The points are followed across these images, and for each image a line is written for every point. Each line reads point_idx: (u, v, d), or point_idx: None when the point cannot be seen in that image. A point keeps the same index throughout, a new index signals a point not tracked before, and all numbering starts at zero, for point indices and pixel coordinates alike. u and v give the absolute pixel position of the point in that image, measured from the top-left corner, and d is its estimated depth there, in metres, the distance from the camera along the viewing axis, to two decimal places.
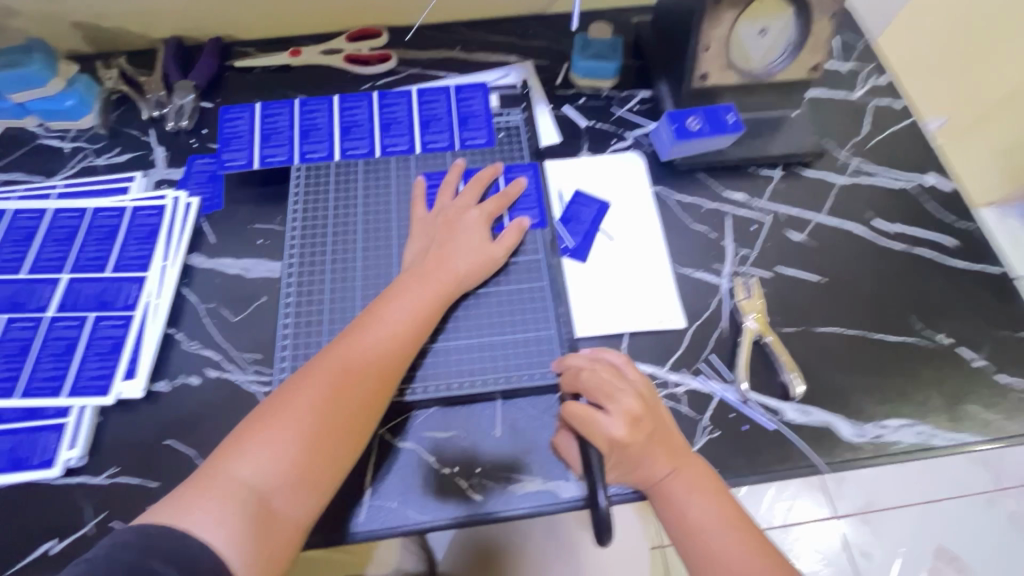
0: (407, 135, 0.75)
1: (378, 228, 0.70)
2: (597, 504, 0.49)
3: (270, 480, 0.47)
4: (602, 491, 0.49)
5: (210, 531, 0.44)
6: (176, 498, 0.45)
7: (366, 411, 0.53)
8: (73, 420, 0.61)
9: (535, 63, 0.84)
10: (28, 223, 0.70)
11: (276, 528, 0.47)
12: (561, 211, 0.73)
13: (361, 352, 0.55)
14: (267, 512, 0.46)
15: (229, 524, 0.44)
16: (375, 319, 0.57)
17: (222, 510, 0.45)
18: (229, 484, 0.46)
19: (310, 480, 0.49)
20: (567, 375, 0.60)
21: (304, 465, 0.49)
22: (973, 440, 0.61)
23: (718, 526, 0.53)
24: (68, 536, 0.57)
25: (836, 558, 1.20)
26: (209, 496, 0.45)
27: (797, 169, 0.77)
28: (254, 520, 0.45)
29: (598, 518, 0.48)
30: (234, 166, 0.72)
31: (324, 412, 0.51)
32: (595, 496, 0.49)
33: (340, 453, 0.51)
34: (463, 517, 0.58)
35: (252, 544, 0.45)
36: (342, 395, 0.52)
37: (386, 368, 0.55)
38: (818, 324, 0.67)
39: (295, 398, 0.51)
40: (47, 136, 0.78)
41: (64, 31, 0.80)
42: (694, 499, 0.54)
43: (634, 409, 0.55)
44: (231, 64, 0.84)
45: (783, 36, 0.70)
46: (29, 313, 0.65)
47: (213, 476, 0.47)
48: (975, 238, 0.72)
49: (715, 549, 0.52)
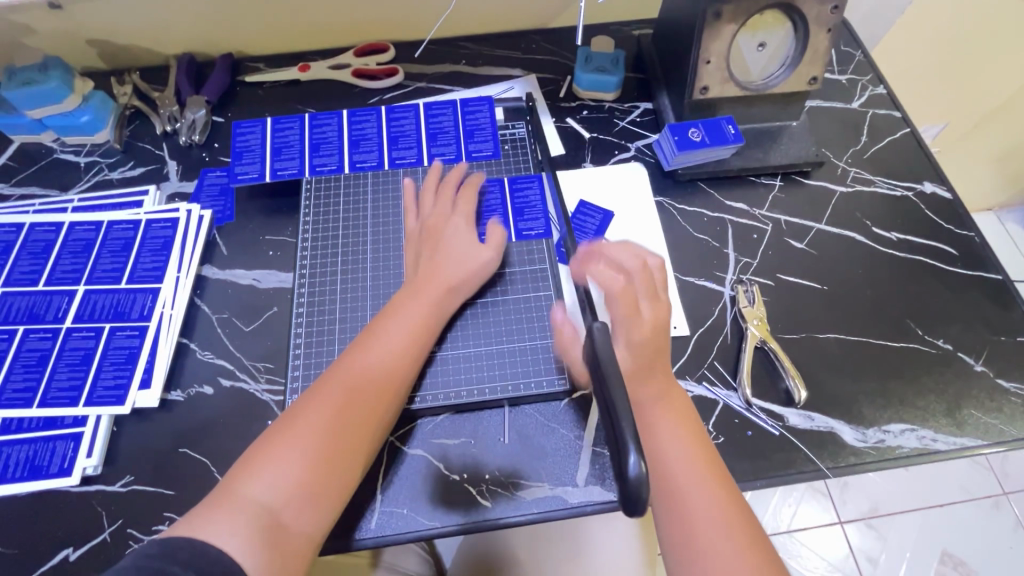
0: (415, 148, 0.76)
1: (387, 240, 0.71)
2: (629, 471, 0.38)
3: (280, 495, 0.48)
4: (637, 452, 0.39)
5: (228, 543, 0.45)
6: (192, 516, 0.47)
7: (369, 423, 0.54)
8: (90, 428, 0.62)
9: (539, 77, 0.86)
10: (45, 236, 0.71)
11: (289, 543, 0.48)
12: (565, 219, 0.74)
13: (366, 365, 0.56)
14: (279, 527, 0.47)
15: (242, 539, 0.46)
16: (374, 334, 0.59)
17: (235, 525, 0.46)
18: (239, 503, 0.47)
19: (319, 494, 0.50)
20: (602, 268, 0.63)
21: (313, 480, 0.50)
22: (975, 443, 0.62)
23: (682, 455, 0.51)
24: (85, 543, 0.59)
25: (841, 564, 1.20)
26: (226, 511, 0.47)
27: (798, 179, 0.78)
28: (267, 533, 0.47)
29: (631, 486, 0.38)
30: (246, 179, 0.74)
31: (329, 426, 0.52)
32: (626, 458, 0.39)
33: (348, 465, 0.52)
34: (471, 523, 0.59)
35: (265, 558, 0.46)
36: (345, 409, 0.53)
37: (389, 380, 0.57)
38: (820, 330, 0.68)
39: (300, 417, 0.52)
40: (62, 151, 0.80)
41: (80, 49, 0.82)
42: (667, 424, 0.53)
43: (651, 315, 0.59)
44: (241, 79, 0.86)
45: (780, 50, 0.72)
46: (47, 324, 0.66)
47: (227, 495, 0.48)
48: (974, 245, 0.74)
49: (672, 473, 0.51)
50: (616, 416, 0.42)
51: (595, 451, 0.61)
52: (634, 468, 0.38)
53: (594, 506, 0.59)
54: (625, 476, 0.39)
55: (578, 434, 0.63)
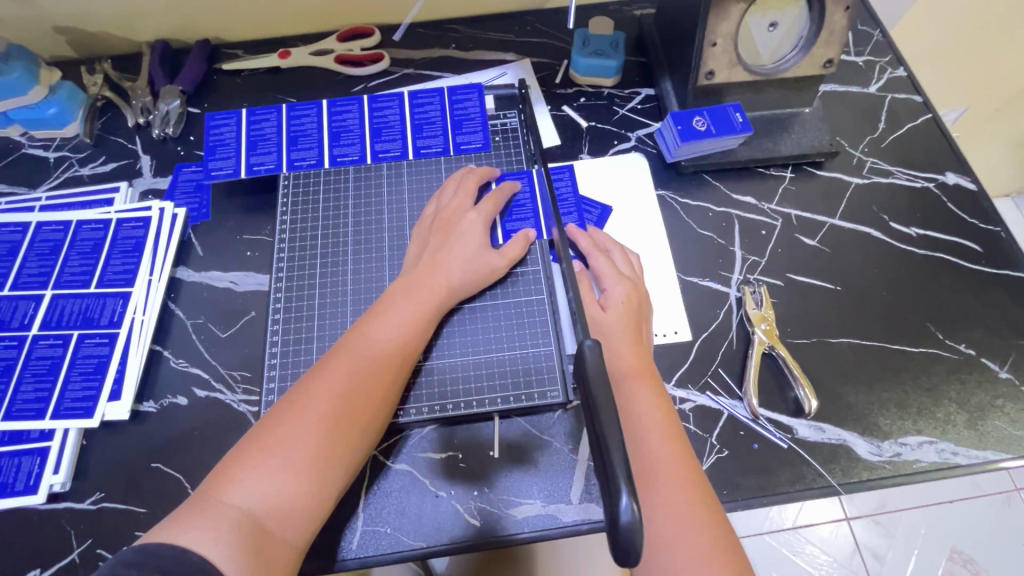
0: (399, 140, 0.72)
1: (370, 239, 0.67)
2: (620, 516, 0.35)
3: (266, 500, 0.44)
4: (628, 495, 0.35)
5: (208, 547, 0.41)
6: (170, 519, 0.42)
7: (363, 424, 0.50)
8: (56, 443, 0.59)
9: (534, 61, 0.81)
10: (11, 237, 0.68)
11: (274, 551, 0.43)
12: (541, 220, 0.67)
13: (361, 362, 0.52)
14: (263, 533, 0.43)
15: (226, 543, 0.41)
16: (370, 328, 0.54)
17: (217, 529, 0.42)
18: (222, 507, 0.43)
19: (311, 499, 0.46)
20: (592, 240, 0.65)
21: (305, 483, 0.46)
22: (998, 457, 0.58)
23: (655, 424, 0.51)
24: (52, 564, 0.55)
25: (847, 562, 1.15)
26: (206, 516, 0.42)
27: (809, 169, 0.73)
28: (252, 541, 0.42)
29: (621, 533, 0.34)
30: (220, 175, 0.70)
31: (324, 426, 0.48)
32: (617, 501, 0.35)
33: (341, 470, 0.48)
34: (459, 544, 0.56)
35: (249, 567, 0.41)
36: (341, 410, 0.49)
37: (383, 379, 0.52)
38: (832, 334, 0.64)
39: (292, 414, 0.48)
40: (31, 146, 0.76)
41: (47, 37, 0.78)
42: (645, 394, 0.53)
43: (632, 301, 0.60)
44: (218, 67, 0.81)
45: (794, 30, 0.66)
46: (12, 331, 0.63)
47: (207, 499, 0.44)
48: (999, 241, 0.69)
49: (644, 441, 0.50)
50: (607, 448, 0.37)
51: (590, 467, 0.58)
52: (627, 514, 0.35)
53: (589, 525, 0.56)
54: (615, 522, 0.35)
55: (571, 449, 0.59)
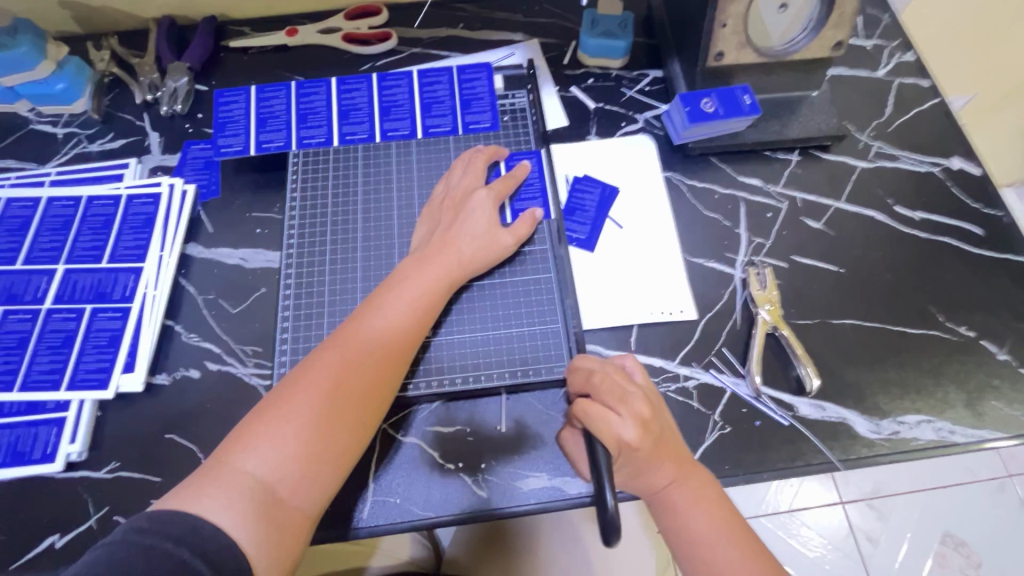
0: (408, 119, 0.72)
1: (380, 216, 0.68)
2: (605, 507, 0.44)
3: (277, 470, 0.45)
4: (610, 489, 0.45)
5: (220, 515, 0.42)
6: (182, 486, 0.44)
7: (373, 398, 0.51)
8: (72, 414, 0.60)
9: (543, 42, 0.81)
10: (22, 212, 0.68)
11: (285, 518, 0.44)
12: (565, 200, 0.70)
13: (369, 338, 0.52)
14: (273, 501, 0.44)
15: (238, 509, 0.43)
16: (380, 303, 0.55)
17: (228, 496, 0.43)
18: (234, 475, 0.44)
19: (321, 470, 0.47)
20: (577, 377, 0.55)
21: (316, 455, 0.47)
22: (993, 436, 0.59)
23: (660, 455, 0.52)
24: (70, 530, 0.57)
25: (841, 543, 1.17)
26: (217, 483, 0.43)
27: (815, 153, 0.74)
28: (261, 510, 0.43)
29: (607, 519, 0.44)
30: (230, 152, 0.70)
31: (332, 399, 0.49)
32: (603, 495, 0.45)
33: (349, 442, 0.49)
34: (466, 515, 0.57)
35: (261, 531, 0.43)
36: (348, 383, 0.50)
37: (389, 355, 0.52)
38: (835, 315, 0.65)
39: (299, 387, 0.49)
40: (39, 122, 0.76)
41: (52, 11, 0.78)
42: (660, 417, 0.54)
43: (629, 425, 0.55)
44: (225, 45, 0.81)
45: (803, 12, 0.66)
46: (26, 305, 0.63)
47: (218, 468, 0.45)
48: (1001, 226, 0.69)
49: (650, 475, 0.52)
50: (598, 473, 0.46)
51: None
52: (610, 504, 0.44)
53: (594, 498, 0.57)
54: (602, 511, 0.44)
55: None
